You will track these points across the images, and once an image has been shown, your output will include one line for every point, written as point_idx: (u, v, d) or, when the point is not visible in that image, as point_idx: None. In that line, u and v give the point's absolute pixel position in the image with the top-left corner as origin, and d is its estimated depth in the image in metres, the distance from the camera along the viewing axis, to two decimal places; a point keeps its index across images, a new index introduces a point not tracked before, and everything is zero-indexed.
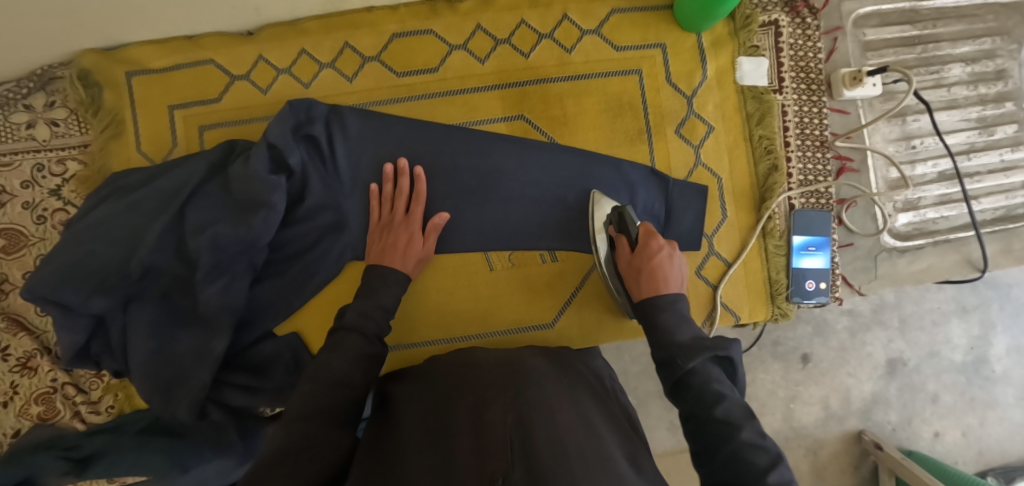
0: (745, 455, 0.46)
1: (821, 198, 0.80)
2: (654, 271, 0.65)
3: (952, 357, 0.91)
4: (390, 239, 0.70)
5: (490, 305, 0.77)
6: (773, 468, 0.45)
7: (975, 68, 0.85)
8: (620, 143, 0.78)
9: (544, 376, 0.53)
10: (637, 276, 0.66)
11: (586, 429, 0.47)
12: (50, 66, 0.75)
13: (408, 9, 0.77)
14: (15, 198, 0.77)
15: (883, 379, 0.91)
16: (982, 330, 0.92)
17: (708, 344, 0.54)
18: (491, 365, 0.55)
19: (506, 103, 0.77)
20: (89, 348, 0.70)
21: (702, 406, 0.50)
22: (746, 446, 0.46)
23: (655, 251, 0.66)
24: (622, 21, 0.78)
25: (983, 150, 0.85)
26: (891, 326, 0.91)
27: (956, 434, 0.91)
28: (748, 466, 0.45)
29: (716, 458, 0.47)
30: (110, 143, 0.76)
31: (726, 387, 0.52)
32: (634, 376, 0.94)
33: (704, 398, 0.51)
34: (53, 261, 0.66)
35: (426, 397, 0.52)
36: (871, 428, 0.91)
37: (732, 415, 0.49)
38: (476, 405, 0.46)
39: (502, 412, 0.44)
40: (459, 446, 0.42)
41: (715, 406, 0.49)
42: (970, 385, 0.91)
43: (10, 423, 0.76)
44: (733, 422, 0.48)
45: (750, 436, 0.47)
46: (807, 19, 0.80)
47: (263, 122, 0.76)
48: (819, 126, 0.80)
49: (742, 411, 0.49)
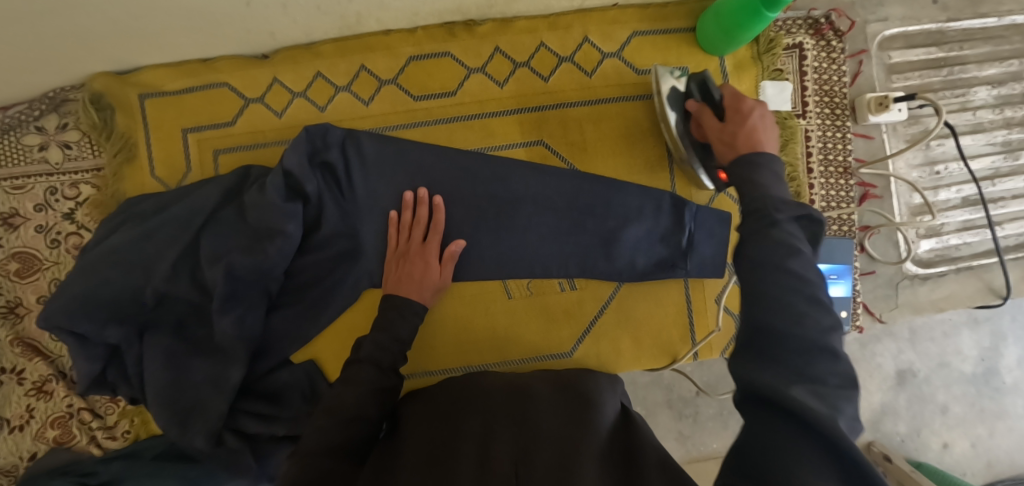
0: (808, 313, 0.37)
1: (844, 225, 0.79)
2: (753, 133, 0.53)
3: (963, 368, 0.91)
4: (409, 268, 0.69)
5: (508, 334, 0.77)
6: (834, 334, 0.37)
7: (1002, 91, 0.83)
8: (640, 171, 0.77)
9: (548, 404, 0.58)
10: (732, 142, 0.54)
11: (582, 437, 0.51)
12: (62, 88, 0.74)
13: (425, 31, 0.75)
14: (29, 221, 0.76)
15: (893, 389, 0.90)
16: (993, 341, 0.91)
17: (795, 203, 0.43)
18: (500, 398, 0.61)
19: (524, 129, 0.76)
20: (105, 376, 0.69)
21: (773, 256, 0.39)
22: (811, 303, 0.37)
23: (747, 112, 0.55)
24: (644, 44, 0.76)
25: (1008, 175, 0.84)
26: (901, 337, 0.90)
27: (964, 445, 0.91)
28: (808, 320, 0.36)
29: (775, 306, 0.38)
30: (122, 168, 0.75)
31: (807, 249, 0.41)
32: (643, 387, 0.95)
33: (781, 248, 0.39)
34: (67, 291, 0.66)
35: (437, 423, 0.58)
36: (881, 439, 0.90)
37: (806, 270, 0.39)
38: (484, 439, 0.52)
39: (506, 446, 0.50)
40: (464, 470, 0.47)
41: (790, 258, 0.39)
42: (980, 396, 0.91)
43: (26, 446, 0.76)
44: (808, 278, 0.38)
45: (819, 295, 0.38)
46: (832, 42, 0.79)
47: (278, 146, 0.75)
48: (842, 152, 0.79)
49: (814, 273, 0.40)
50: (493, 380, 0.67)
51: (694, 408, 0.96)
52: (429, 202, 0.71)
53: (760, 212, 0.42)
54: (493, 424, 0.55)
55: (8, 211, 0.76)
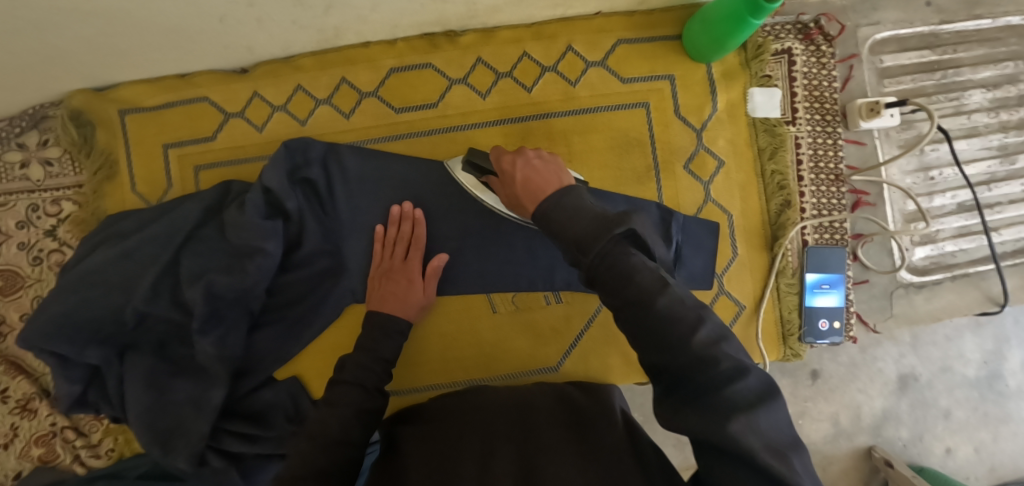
0: (667, 327, 0.38)
1: (836, 234, 0.78)
2: (528, 181, 0.56)
3: (964, 372, 0.89)
4: (391, 285, 0.68)
5: (494, 350, 0.76)
6: (701, 326, 0.38)
7: (997, 94, 0.81)
8: (627, 181, 0.75)
9: (552, 420, 0.59)
10: (521, 201, 0.56)
11: (583, 460, 0.50)
12: (42, 105, 0.74)
13: (405, 43, 0.74)
14: (12, 239, 0.76)
15: (894, 395, 0.89)
16: (995, 345, 0.89)
17: (604, 220, 0.43)
18: (499, 415, 0.61)
19: (508, 140, 0.75)
20: (86, 397, 0.69)
21: (615, 293, 0.41)
22: (664, 317, 0.39)
23: (513, 170, 0.58)
24: (629, 52, 0.75)
25: (1005, 180, 0.82)
26: (903, 342, 0.89)
27: (968, 450, 0.89)
28: (668, 338, 0.38)
29: (644, 334, 0.40)
30: (103, 185, 0.75)
31: (637, 258, 0.41)
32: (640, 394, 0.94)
33: (617, 279, 0.40)
34: (47, 310, 0.65)
35: (437, 437, 0.58)
36: (882, 444, 0.89)
37: (645, 286, 0.39)
38: (484, 456, 0.52)
39: (506, 465, 0.50)
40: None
41: (626, 283, 0.40)
42: (983, 400, 0.89)
43: (11, 464, 0.76)
44: (645, 298, 0.39)
45: (666, 302, 0.39)
46: (822, 47, 0.77)
47: (259, 161, 0.75)
48: (834, 159, 0.77)
49: (655, 280, 0.40)
50: (477, 400, 0.66)
51: None
52: (411, 216, 0.71)
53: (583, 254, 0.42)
54: (493, 441, 0.55)
55: None
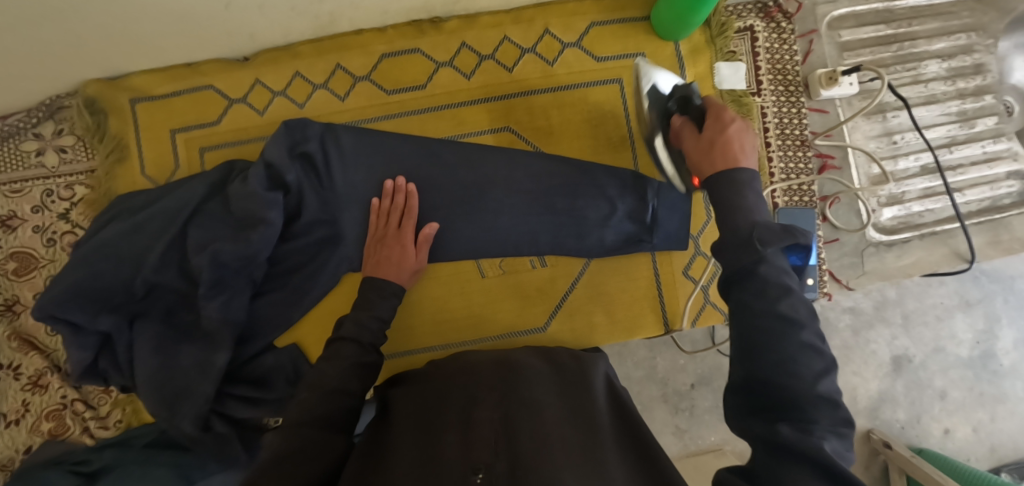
0: (800, 360, 0.39)
1: (805, 195, 0.82)
2: (728, 141, 0.54)
3: (957, 351, 0.99)
4: (386, 257, 0.71)
5: (484, 311, 0.80)
6: (826, 377, 0.39)
7: (952, 63, 0.87)
8: (603, 150, 0.81)
9: (536, 374, 0.61)
10: (709, 149, 0.55)
11: (562, 416, 0.54)
12: (58, 96, 0.79)
13: (396, 30, 0.80)
14: (27, 222, 0.81)
15: (889, 376, 0.99)
16: (986, 324, 1.00)
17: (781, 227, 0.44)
18: (485, 371, 0.62)
19: (492, 116, 0.80)
20: (96, 365, 0.73)
21: (763, 298, 0.42)
22: (805, 348, 0.39)
23: (725, 125, 0.56)
24: (602, 33, 0.81)
25: (965, 143, 0.87)
26: (893, 323, 0.99)
27: (966, 430, 0.98)
28: (798, 369, 0.39)
29: (768, 354, 0.40)
30: (115, 168, 0.80)
31: (792, 279, 0.43)
32: (636, 380, 1.00)
33: (769, 289, 0.42)
34: (61, 281, 0.69)
35: (427, 396, 0.60)
36: (879, 426, 0.98)
37: (796, 310, 0.41)
38: (467, 405, 0.54)
39: (488, 412, 0.51)
40: (451, 440, 0.49)
41: (779, 301, 0.41)
42: (977, 379, 0.99)
43: (22, 440, 0.79)
44: (795, 319, 0.40)
45: (809, 338, 0.40)
46: (782, 24, 0.83)
47: (260, 142, 0.80)
48: (799, 126, 0.82)
49: (806, 310, 0.41)
50: (468, 357, 0.69)
51: (689, 401, 1.01)
52: (405, 189, 0.74)
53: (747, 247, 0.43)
54: (478, 393, 0.56)
55: (7, 213, 0.81)
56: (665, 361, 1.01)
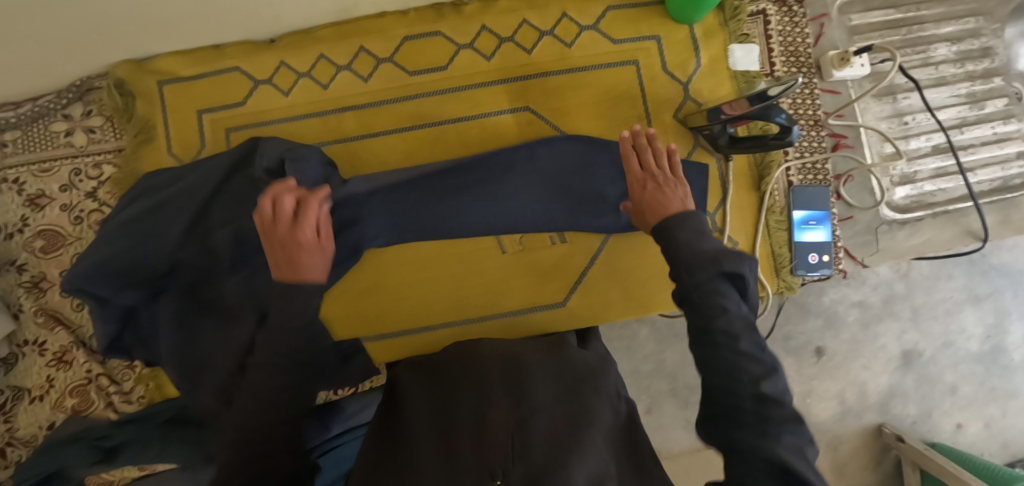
0: (741, 366, 0.44)
1: (819, 174, 0.84)
2: (652, 201, 0.62)
3: (967, 347, 0.99)
4: (288, 243, 0.58)
5: (502, 288, 0.81)
6: (765, 379, 0.43)
7: (961, 46, 0.88)
8: (619, 130, 0.82)
9: (544, 365, 0.57)
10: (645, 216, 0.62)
11: (579, 412, 0.50)
12: (88, 77, 0.81)
13: (416, 14, 0.82)
14: (54, 201, 0.82)
15: (899, 371, 0.99)
16: (996, 318, 0.99)
17: (714, 261, 0.49)
18: (494, 361, 0.57)
19: (511, 97, 0.82)
20: (121, 339, 0.75)
21: (704, 317, 0.47)
22: (744, 357, 0.44)
23: (644, 188, 0.64)
24: (617, 17, 0.82)
25: (975, 123, 0.88)
26: (902, 317, 0.99)
27: (977, 426, 0.99)
28: (740, 375, 0.44)
29: (716, 365, 0.45)
30: (141, 148, 0.82)
31: (732, 301, 0.47)
32: (645, 374, 1.01)
33: (707, 311, 0.47)
34: (87, 257, 0.69)
35: (437, 391, 0.56)
36: (890, 421, 0.99)
37: (733, 326, 0.46)
38: (479, 398, 0.50)
39: (504, 413, 0.47)
40: (465, 446, 0.45)
41: (715, 319, 0.46)
42: (988, 374, 0.99)
43: (46, 415, 0.80)
44: (733, 334, 0.45)
45: (747, 347, 0.45)
46: (794, 7, 0.85)
47: (284, 122, 0.81)
48: (812, 107, 0.84)
49: (743, 323, 0.46)
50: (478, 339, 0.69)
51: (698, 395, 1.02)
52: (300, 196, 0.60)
53: (688, 279, 0.49)
54: (491, 385, 0.52)
55: (36, 192, 0.82)
56: (675, 355, 1.02)
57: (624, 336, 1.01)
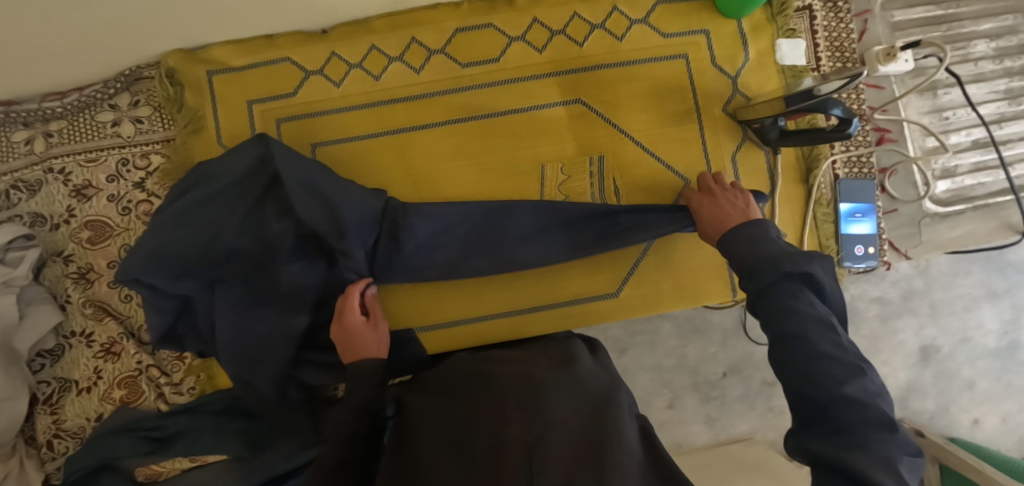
0: (820, 366, 0.45)
1: (863, 168, 0.85)
2: (711, 214, 0.66)
3: (985, 342, 1.00)
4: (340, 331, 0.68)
5: (556, 278, 0.81)
6: (848, 381, 0.43)
7: (999, 43, 0.90)
8: (669, 123, 0.83)
9: (562, 380, 0.55)
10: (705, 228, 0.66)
11: (599, 427, 0.49)
12: (138, 66, 0.81)
13: (468, 6, 0.82)
14: (101, 192, 0.82)
15: (917, 366, 1.00)
16: (1014, 314, 1.00)
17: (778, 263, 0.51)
18: (510, 379, 0.55)
19: (563, 89, 0.82)
20: (175, 329, 0.74)
21: (777, 317, 0.48)
22: (820, 357, 0.45)
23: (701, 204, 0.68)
24: (667, 11, 0.83)
25: (1013, 119, 0.89)
26: (921, 313, 0.99)
27: (994, 421, 1.01)
28: (819, 375, 0.44)
29: (794, 368, 0.46)
30: (191, 138, 0.81)
31: (807, 304, 0.48)
32: (669, 369, 1.02)
33: (778, 312, 0.49)
34: (141, 246, 0.69)
35: (450, 407, 0.54)
36: (910, 416, 1.00)
37: (804, 326, 0.47)
38: (495, 418, 0.49)
39: (520, 431, 0.46)
40: (481, 469, 0.44)
41: (785, 318, 0.48)
42: (1005, 370, 1.01)
43: (93, 407, 0.79)
44: (805, 333, 0.46)
45: (825, 347, 0.45)
46: (839, 3, 0.87)
47: (336, 113, 0.81)
48: (857, 102, 0.85)
49: (817, 324, 0.47)
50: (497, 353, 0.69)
51: (720, 390, 1.03)
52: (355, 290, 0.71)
53: (754, 280, 0.52)
54: (506, 402, 0.50)
55: (82, 183, 0.82)
56: (697, 350, 1.02)
57: (646, 331, 1.01)
